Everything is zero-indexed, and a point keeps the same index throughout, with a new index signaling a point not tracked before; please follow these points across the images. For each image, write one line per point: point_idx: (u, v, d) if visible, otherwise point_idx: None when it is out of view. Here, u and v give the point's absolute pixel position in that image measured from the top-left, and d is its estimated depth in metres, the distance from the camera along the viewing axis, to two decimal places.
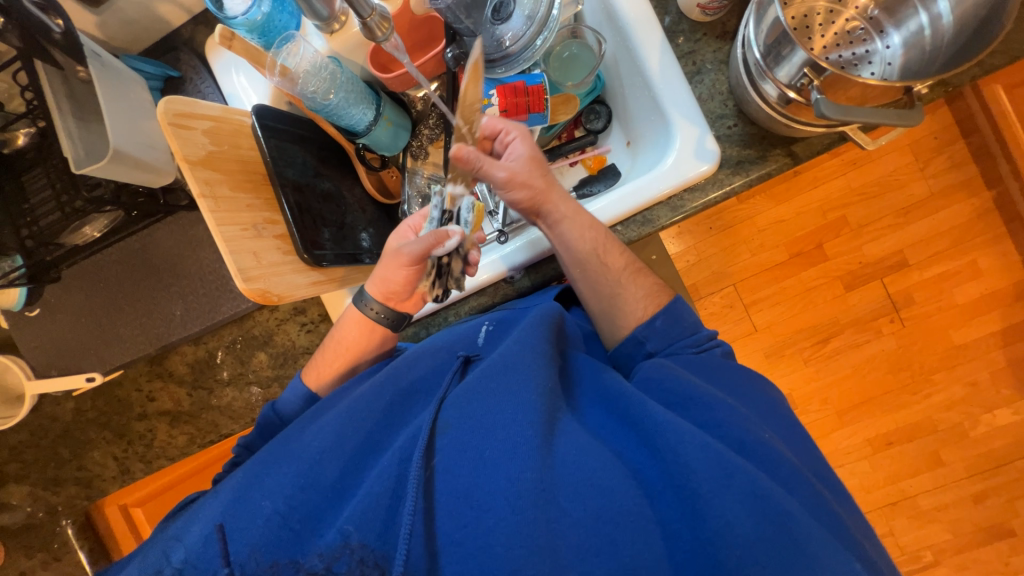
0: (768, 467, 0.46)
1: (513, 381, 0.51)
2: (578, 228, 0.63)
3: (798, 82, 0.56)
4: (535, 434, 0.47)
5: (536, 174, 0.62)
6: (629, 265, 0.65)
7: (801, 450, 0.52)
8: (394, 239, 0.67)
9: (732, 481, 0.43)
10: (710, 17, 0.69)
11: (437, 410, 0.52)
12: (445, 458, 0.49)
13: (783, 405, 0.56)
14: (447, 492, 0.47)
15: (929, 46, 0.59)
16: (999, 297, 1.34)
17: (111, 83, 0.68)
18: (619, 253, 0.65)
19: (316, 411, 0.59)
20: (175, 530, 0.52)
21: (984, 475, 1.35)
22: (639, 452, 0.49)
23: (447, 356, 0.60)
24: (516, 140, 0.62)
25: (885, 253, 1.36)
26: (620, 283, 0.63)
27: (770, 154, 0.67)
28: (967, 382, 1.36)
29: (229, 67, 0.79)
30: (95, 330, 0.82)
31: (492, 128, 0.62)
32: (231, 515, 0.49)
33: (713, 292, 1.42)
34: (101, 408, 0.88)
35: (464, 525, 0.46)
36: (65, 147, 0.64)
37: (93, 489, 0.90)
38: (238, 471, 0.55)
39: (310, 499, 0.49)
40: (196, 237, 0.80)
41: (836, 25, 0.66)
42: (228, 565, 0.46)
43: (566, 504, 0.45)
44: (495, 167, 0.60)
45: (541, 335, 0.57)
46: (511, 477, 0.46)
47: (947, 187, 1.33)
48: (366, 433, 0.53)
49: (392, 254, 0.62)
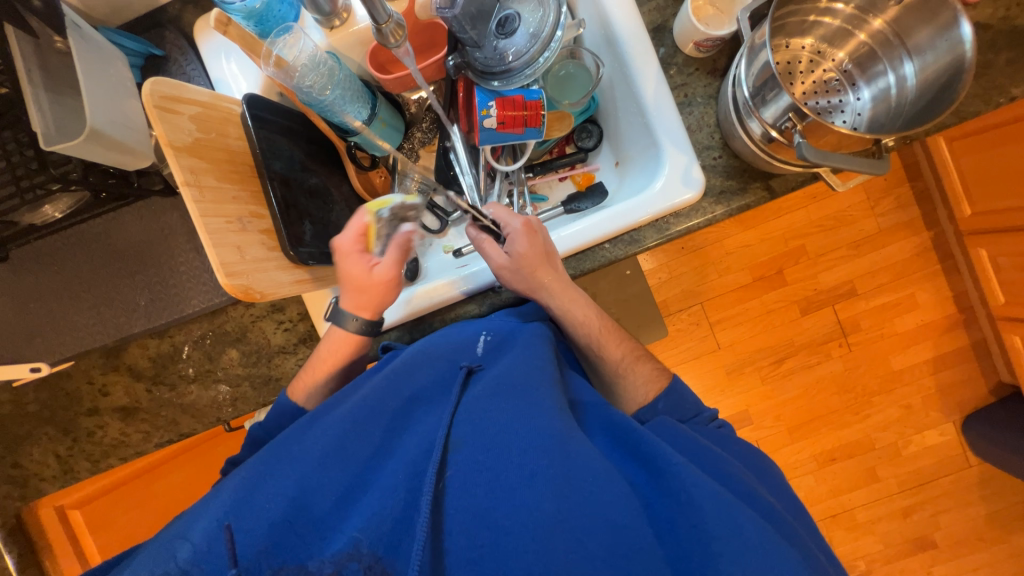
0: (753, 499, 0.49)
1: (522, 403, 0.52)
2: (571, 318, 0.69)
3: (781, 123, 0.60)
4: (549, 462, 0.47)
5: (527, 268, 0.67)
6: (628, 354, 0.69)
7: (794, 510, 0.55)
8: (342, 261, 0.66)
9: (743, 530, 0.44)
10: (702, 54, 0.73)
11: (448, 425, 0.52)
12: (456, 474, 0.48)
13: (777, 474, 0.59)
14: (460, 509, 0.47)
15: (893, 103, 0.66)
16: (933, 328, 1.47)
17: (90, 57, 0.64)
18: (623, 340, 0.71)
19: (316, 411, 0.57)
20: (179, 528, 0.48)
21: (913, 491, 1.47)
22: (645, 483, 0.50)
23: (449, 366, 0.60)
24: (544, 236, 0.69)
25: (838, 282, 1.47)
26: (621, 372, 0.68)
27: (750, 187, 0.71)
28: (902, 405, 1.48)
29: (218, 52, 0.76)
30: (46, 316, 0.76)
31: (530, 221, 0.69)
32: (239, 514, 0.46)
33: (682, 310, 1.49)
34: (45, 400, 0.81)
35: (481, 545, 0.45)
36: (34, 121, 0.60)
37: (30, 489, 0.82)
38: (235, 471, 0.52)
39: (315, 506, 0.47)
40: (169, 225, 0.76)
41: (814, 74, 0.72)
42: (236, 566, 0.43)
43: (580, 533, 0.44)
44: (500, 253, 0.69)
45: (544, 359, 0.60)
46: (527, 504, 0.45)
47: (893, 225, 1.45)
48: (371, 445, 0.52)
49: (370, 277, 0.66)
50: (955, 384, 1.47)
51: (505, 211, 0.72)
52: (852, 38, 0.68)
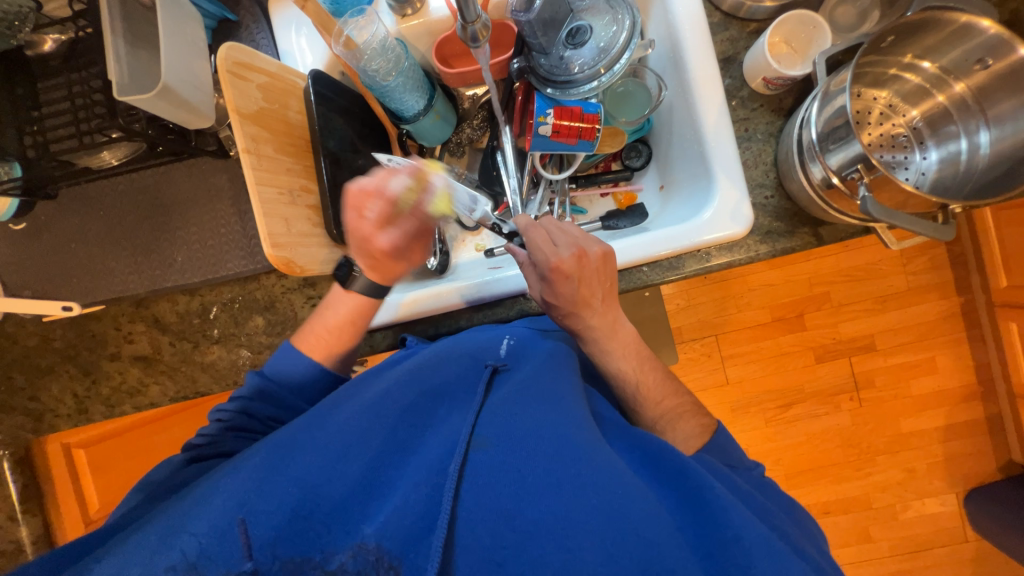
0: (777, 527, 0.49)
1: (552, 410, 0.53)
2: (613, 355, 0.68)
3: (847, 173, 0.59)
4: (579, 474, 0.46)
5: (556, 309, 0.67)
6: (669, 411, 0.65)
7: (819, 547, 0.54)
8: (366, 245, 0.65)
9: (777, 561, 0.42)
10: (770, 91, 0.72)
11: (474, 425, 0.52)
12: (480, 474, 0.48)
13: (806, 518, 0.58)
14: (487, 512, 0.45)
15: (963, 169, 0.65)
16: (949, 395, 1.45)
17: (171, 16, 0.66)
18: (669, 393, 0.67)
19: (336, 396, 0.58)
20: (189, 505, 0.46)
21: (905, 557, 1.45)
22: (676, 504, 0.48)
23: (475, 365, 0.61)
24: (578, 280, 0.63)
25: (858, 334, 1.45)
26: (660, 428, 0.64)
27: (798, 231, 0.71)
28: (906, 468, 1.45)
29: (289, 25, 0.77)
30: (83, 258, 0.78)
31: (562, 264, 0.62)
32: (257, 499, 0.45)
33: (695, 339, 1.47)
34: (71, 339, 0.82)
35: (504, 547, 0.44)
36: (111, 69, 0.62)
37: (42, 423, 0.83)
38: (251, 450, 0.52)
39: (338, 491, 0.47)
40: (214, 187, 0.77)
41: (883, 126, 0.71)
42: (251, 560, 0.43)
43: (611, 548, 0.42)
44: (533, 281, 0.69)
45: (568, 370, 0.61)
46: (556, 513, 0.44)
47: (923, 285, 1.42)
48: (392, 431, 0.52)
49: (409, 262, 0.69)
50: (964, 455, 1.44)
51: (539, 244, 0.65)
52: (928, 97, 0.68)
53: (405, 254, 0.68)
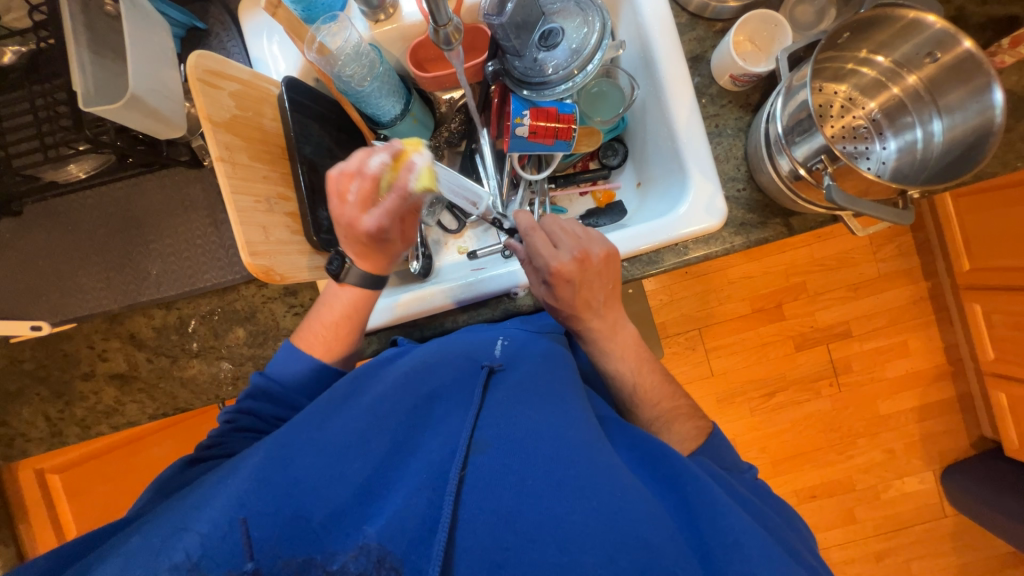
0: (765, 525, 0.51)
1: (550, 412, 0.53)
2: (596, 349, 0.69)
3: (812, 163, 0.62)
4: (576, 473, 0.47)
5: (559, 309, 0.68)
6: (665, 413, 0.66)
7: (800, 536, 0.56)
8: (342, 228, 0.63)
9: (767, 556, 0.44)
10: (737, 88, 0.74)
11: (473, 428, 0.51)
12: (479, 476, 0.48)
13: (790, 509, 0.60)
14: (486, 510, 0.46)
15: (919, 156, 0.69)
16: (922, 376, 1.50)
17: (138, 25, 0.65)
18: (667, 397, 0.68)
19: (332, 397, 0.57)
20: (187, 508, 0.46)
21: (888, 535, 1.49)
22: (670, 501, 0.49)
23: (471, 365, 0.61)
24: (579, 283, 0.65)
25: (834, 322, 1.49)
26: (656, 428, 0.65)
27: (770, 222, 0.73)
28: (885, 449, 1.50)
29: (260, 32, 0.76)
30: (52, 276, 0.75)
31: (563, 269, 0.63)
32: (255, 505, 0.44)
33: (679, 333, 1.50)
34: (41, 360, 0.80)
35: (505, 548, 0.44)
36: (75, 80, 0.61)
37: (13, 449, 0.80)
38: (248, 453, 0.51)
39: (336, 499, 0.47)
40: (188, 197, 0.76)
41: (844, 119, 0.74)
42: (252, 560, 0.42)
43: (610, 549, 0.43)
44: (535, 282, 0.69)
45: (564, 371, 0.62)
46: (556, 513, 0.45)
47: (892, 272, 1.48)
48: (392, 437, 0.52)
49: (397, 246, 0.66)
50: (939, 433, 1.50)
51: (539, 247, 0.65)
52: (885, 90, 0.72)
53: (388, 240, 0.65)
